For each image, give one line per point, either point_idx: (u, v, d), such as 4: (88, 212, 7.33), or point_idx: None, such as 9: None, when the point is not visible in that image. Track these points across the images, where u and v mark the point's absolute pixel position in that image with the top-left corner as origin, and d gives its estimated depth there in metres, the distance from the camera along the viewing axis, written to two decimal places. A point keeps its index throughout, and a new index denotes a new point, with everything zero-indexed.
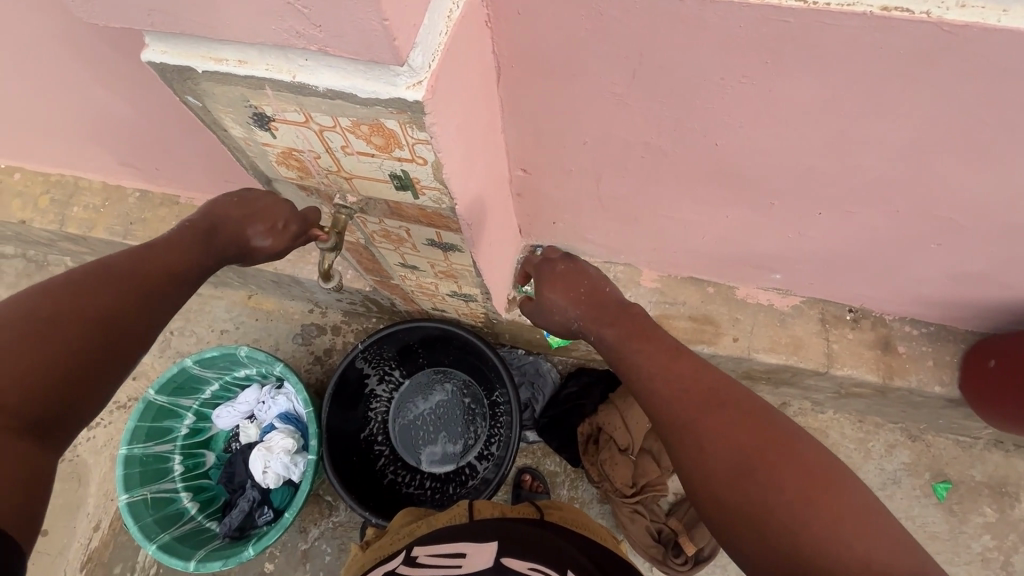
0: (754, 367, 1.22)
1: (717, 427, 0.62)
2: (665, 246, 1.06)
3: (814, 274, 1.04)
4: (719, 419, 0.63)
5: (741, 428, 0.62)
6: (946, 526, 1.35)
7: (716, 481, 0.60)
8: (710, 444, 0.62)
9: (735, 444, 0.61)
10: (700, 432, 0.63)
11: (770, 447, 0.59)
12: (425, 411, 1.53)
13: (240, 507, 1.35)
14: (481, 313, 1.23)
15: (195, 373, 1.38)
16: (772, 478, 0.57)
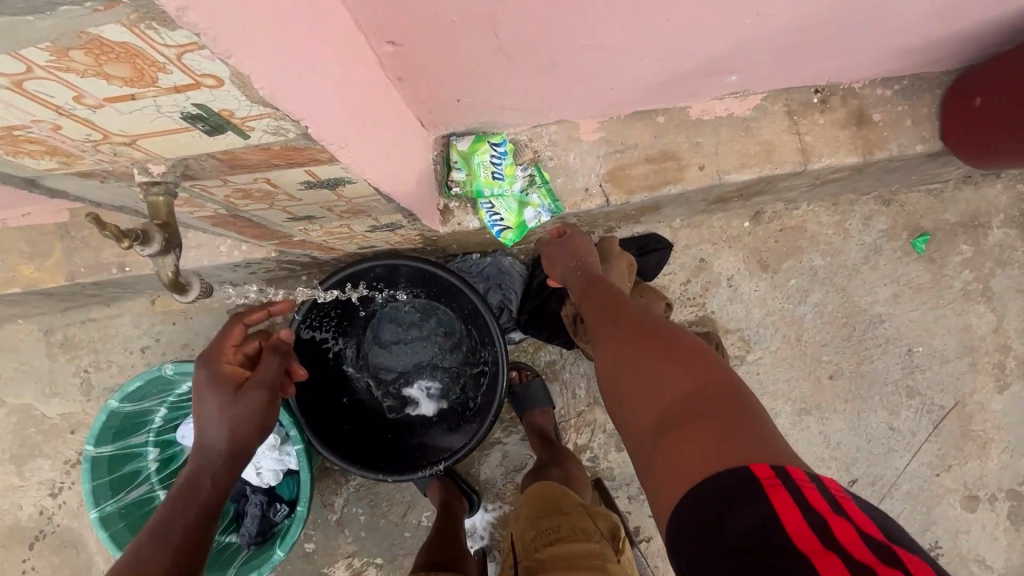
0: (725, 190, 1.09)
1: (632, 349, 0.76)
2: (598, 83, 0.86)
3: (771, 63, 0.88)
4: (625, 315, 0.83)
5: (645, 326, 0.79)
6: (928, 276, 1.37)
7: (621, 369, 0.76)
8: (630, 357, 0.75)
9: (633, 329, 0.79)
10: (621, 353, 0.77)
11: (671, 354, 0.72)
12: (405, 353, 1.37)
13: (251, 514, 1.26)
14: (417, 235, 1.05)
15: (131, 409, 1.20)
16: (649, 346, 0.75)
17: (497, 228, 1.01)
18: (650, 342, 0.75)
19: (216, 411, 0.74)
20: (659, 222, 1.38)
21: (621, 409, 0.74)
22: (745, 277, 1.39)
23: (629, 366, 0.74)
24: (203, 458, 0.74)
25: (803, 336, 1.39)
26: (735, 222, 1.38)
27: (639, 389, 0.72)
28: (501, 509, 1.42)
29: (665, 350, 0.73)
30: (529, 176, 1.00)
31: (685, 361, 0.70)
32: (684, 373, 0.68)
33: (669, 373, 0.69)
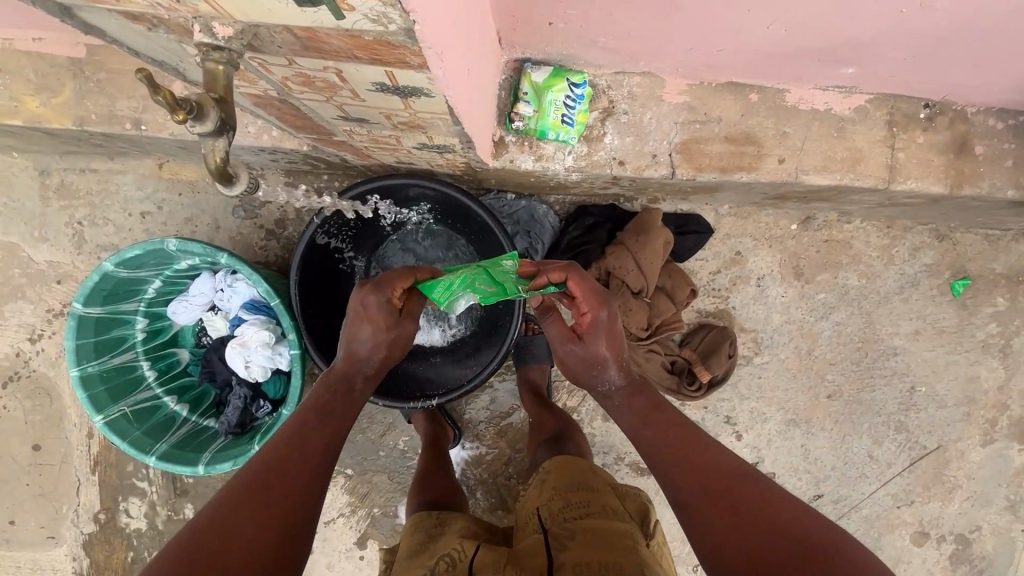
0: (793, 189, 1.02)
1: (711, 506, 0.71)
2: (705, 39, 0.77)
3: (896, 61, 0.79)
4: (690, 441, 0.80)
5: (720, 465, 0.76)
6: (955, 320, 1.35)
7: (710, 509, 0.71)
8: (711, 516, 0.70)
9: (705, 464, 0.76)
10: (700, 508, 0.72)
11: (760, 514, 0.68)
12: None
13: (232, 404, 1.25)
14: (463, 163, 0.96)
15: (124, 276, 1.14)
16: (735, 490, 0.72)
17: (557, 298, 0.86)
18: (736, 490, 0.72)
19: (376, 334, 0.80)
20: (706, 203, 1.31)
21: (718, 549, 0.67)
22: (775, 281, 1.34)
23: (719, 523, 0.69)
24: (360, 356, 0.81)
25: (814, 351, 1.37)
26: (784, 222, 1.32)
27: (738, 549, 0.66)
28: (477, 450, 1.44)
29: (756, 499, 0.70)
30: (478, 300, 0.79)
31: (779, 510, 0.68)
32: (785, 539, 0.64)
33: (772, 539, 0.65)
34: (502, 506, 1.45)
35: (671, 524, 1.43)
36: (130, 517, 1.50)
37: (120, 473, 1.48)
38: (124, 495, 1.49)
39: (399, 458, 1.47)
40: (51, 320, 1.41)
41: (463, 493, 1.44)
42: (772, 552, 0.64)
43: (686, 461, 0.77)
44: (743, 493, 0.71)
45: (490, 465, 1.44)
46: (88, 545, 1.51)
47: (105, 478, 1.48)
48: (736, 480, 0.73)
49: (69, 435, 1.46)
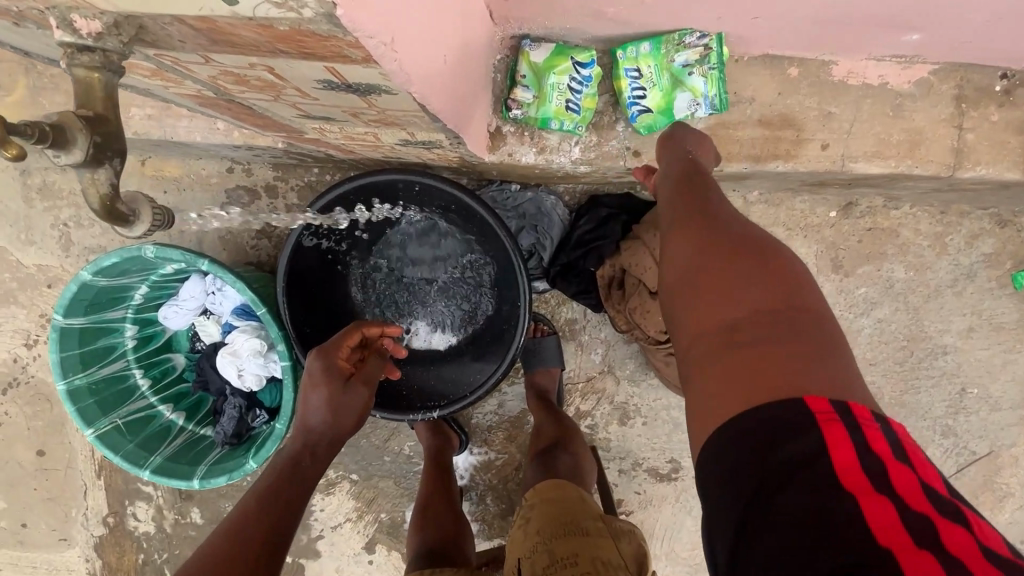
0: (836, 178, 0.89)
1: (708, 239, 0.61)
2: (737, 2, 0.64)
3: (973, 23, 0.65)
4: (702, 194, 0.67)
5: (720, 219, 0.63)
6: (1015, 315, 1.20)
7: (694, 259, 0.61)
8: (699, 248, 0.61)
9: (700, 211, 0.65)
10: (684, 239, 0.63)
11: (754, 259, 0.58)
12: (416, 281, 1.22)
13: (228, 414, 1.20)
14: (456, 157, 0.86)
15: (107, 284, 1.08)
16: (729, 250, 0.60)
17: (634, 108, 0.78)
18: (731, 236, 0.61)
19: (326, 398, 0.81)
20: (733, 190, 1.18)
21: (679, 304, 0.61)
22: (810, 274, 1.22)
23: (697, 261, 0.60)
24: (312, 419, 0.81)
25: (853, 351, 1.25)
26: (821, 210, 1.18)
27: (702, 297, 0.59)
28: (485, 455, 1.37)
29: (752, 257, 0.58)
30: (646, 80, 0.76)
31: (778, 275, 0.57)
32: (771, 291, 0.55)
33: (753, 290, 0.56)
34: (512, 512, 1.39)
35: (691, 533, 1.35)
36: (138, 521, 1.48)
37: (125, 478, 1.46)
38: (130, 499, 1.47)
39: (405, 463, 1.41)
40: (44, 325, 1.37)
41: (472, 499, 1.38)
42: (742, 300, 0.55)
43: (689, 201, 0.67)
44: (743, 244, 0.60)
45: (499, 470, 1.37)
46: (98, 547, 1.51)
47: (110, 483, 1.46)
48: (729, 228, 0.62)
49: (72, 440, 1.44)
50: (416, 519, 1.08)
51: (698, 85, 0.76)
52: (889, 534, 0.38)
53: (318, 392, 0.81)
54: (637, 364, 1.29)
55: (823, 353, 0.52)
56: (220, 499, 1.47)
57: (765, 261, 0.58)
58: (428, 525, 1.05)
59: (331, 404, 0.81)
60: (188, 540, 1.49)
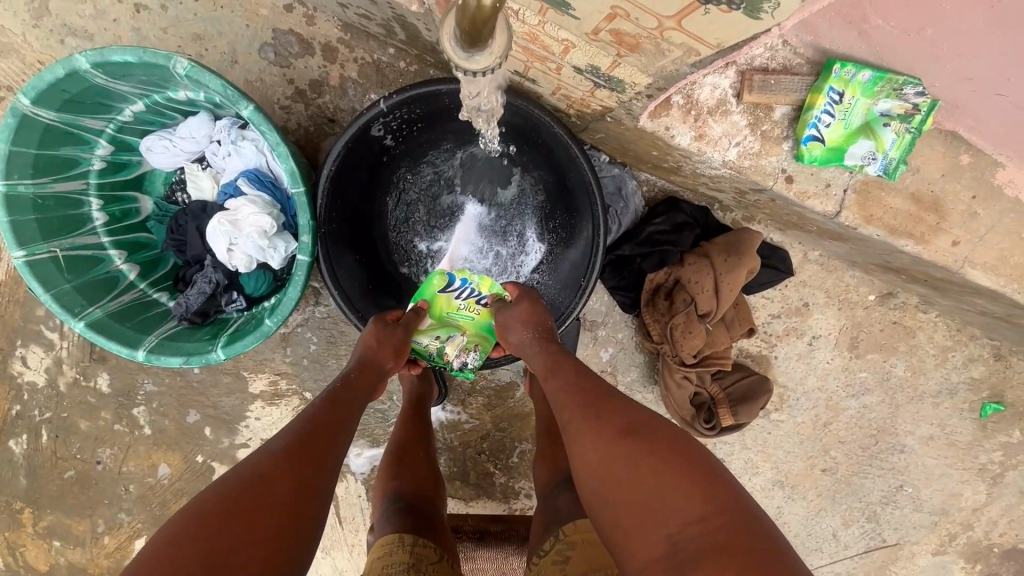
0: (934, 273, 0.88)
1: (600, 428, 0.70)
2: (994, 57, 0.59)
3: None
4: (568, 365, 0.82)
5: (588, 383, 0.77)
6: (969, 437, 1.32)
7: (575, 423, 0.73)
8: (604, 443, 0.68)
9: (572, 379, 0.79)
10: (588, 432, 0.71)
11: (624, 413, 0.71)
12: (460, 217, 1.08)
13: (198, 288, 1.01)
14: (601, 108, 0.75)
15: (99, 84, 0.85)
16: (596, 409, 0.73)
17: (811, 131, 0.71)
18: (620, 421, 0.70)
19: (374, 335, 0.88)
20: (800, 242, 1.16)
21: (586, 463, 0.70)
22: (828, 345, 1.25)
23: (607, 466, 0.67)
24: (365, 356, 0.85)
25: (830, 424, 1.31)
26: (863, 290, 1.21)
27: (628, 490, 0.65)
28: (456, 416, 1.29)
29: (625, 415, 0.71)
30: (838, 108, 0.69)
31: (639, 420, 0.70)
32: (666, 465, 0.64)
33: (658, 479, 0.63)
34: (460, 478, 1.33)
35: None
36: (26, 368, 1.24)
37: (26, 315, 1.21)
38: (25, 341, 1.22)
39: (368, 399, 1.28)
40: None
41: None
42: (658, 486, 0.63)
43: (583, 402, 0.74)
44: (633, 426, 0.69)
45: (465, 434, 1.30)
46: None
47: (4, 313, 1.21)
48: (633, 413, 0.71)
49: None
50: (390, 467, 0.92)
51: (876, 142, 0.71)
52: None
53: (374, 336, 0.87)
54: (639, 375, 1.26)
55: (696, 464, 0.64)
56: (140, 373, 1.26)
57: (628, 412, 0.71)
58: (402, 477, 0.90)
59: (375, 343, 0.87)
60: (83, 406, 1.27)
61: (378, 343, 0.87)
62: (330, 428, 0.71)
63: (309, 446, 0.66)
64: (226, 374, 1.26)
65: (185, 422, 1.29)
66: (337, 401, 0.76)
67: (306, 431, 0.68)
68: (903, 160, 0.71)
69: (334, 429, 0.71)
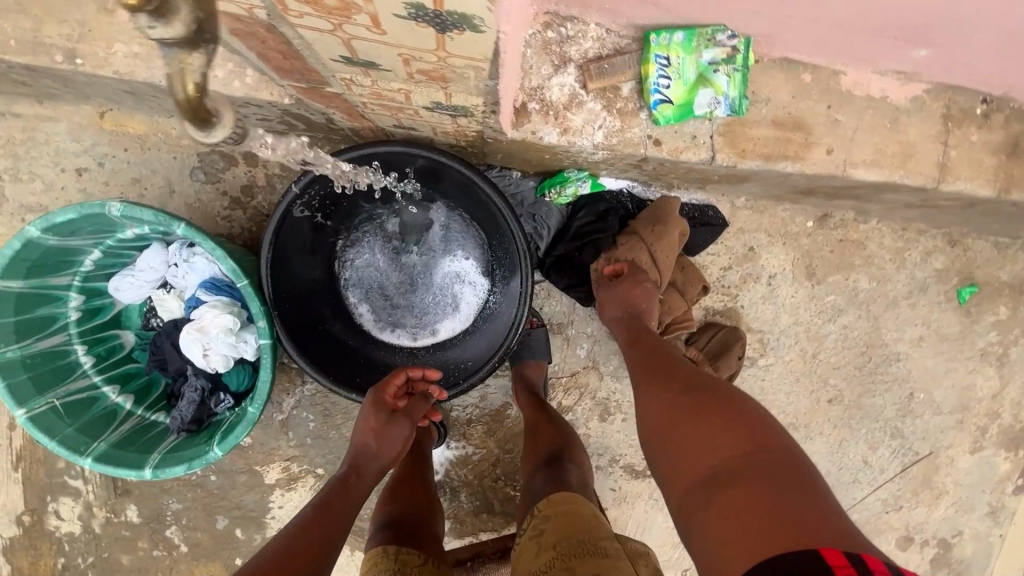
0: (832, 184, 0.94)
1: (665, 389, 0.84)
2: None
3: (975, 29, 0.71)
4: (646, 345, 0.98)
5: (660, 360, 0.92)
6: (958, 327, 1.32)
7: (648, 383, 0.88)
8: (667, 399, 0.82)
9: (648, 356, 0.94)
10: (653, 391, 0.86)
11: (688, 385, 0.82)
12: (402, 258, 1.18)
13: (187, 398, 1.08)
14: (476, 133, 0.84)
15: (55, 246, 0.97)
16: (666, 380, 0.86)
17: (656, 96, 0.79)
18: (685, 386, 0.83)
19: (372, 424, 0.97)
20: (723, 194, 1.22)
21: (650, 412, 0.84)
22: (787, 280, 1.28)
23: (667, 414, 0.80)
24: (361, 449, 0.96)
25: (819, 354, 1.32)
26: (800, 219, 1.25)
27: (680, 433, 0.76)
28: (462, 450, 1.33)
29: (692, 386, 0.82)
30: (671, 72, 0.77)
31: (705, 387, 0.81)
32: (718, 417, 0.74)
33: (709, 428, 0.73)
34: (486, 509, 1.35)
35: (663, 528, 1.37)
36: (60, 520, 1.32)
37: (49, 471, 1.30)
38: (54, 495, 1.31)
39: None
40: None
41: (445, 495, 1.34)
42: (712, 431, 0.72)
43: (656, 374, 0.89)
44: (698, 396, 0.79)
45: (476, 466, 1.34)
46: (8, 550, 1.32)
47: (30, 474, 1.30)
48: (702, 389, 0.80)
49: None
50: (384, 493, 0.99)
51: (715, 90, 0.79)
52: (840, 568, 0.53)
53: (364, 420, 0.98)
54: (621, 361, 1.30)
55: (748, 420, 0.72)
56: (163, 495, 1.33)
57: (696, 383, 0.82)
58: (396, 501, 0.95)
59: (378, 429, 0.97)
60: (120, 541, 1.33)
61: (374, 433, 0.97)
62: (314, 530, 0.78)
63: (294, 557, 0.73)
64: (242, 473, 1.32)
65: (216, 529, 1.34)
66: (326, 501, 0.85)
67: (295, 539, 0.76)
68: (744, 95, 0.79)
69: (326, 535, 0.78)
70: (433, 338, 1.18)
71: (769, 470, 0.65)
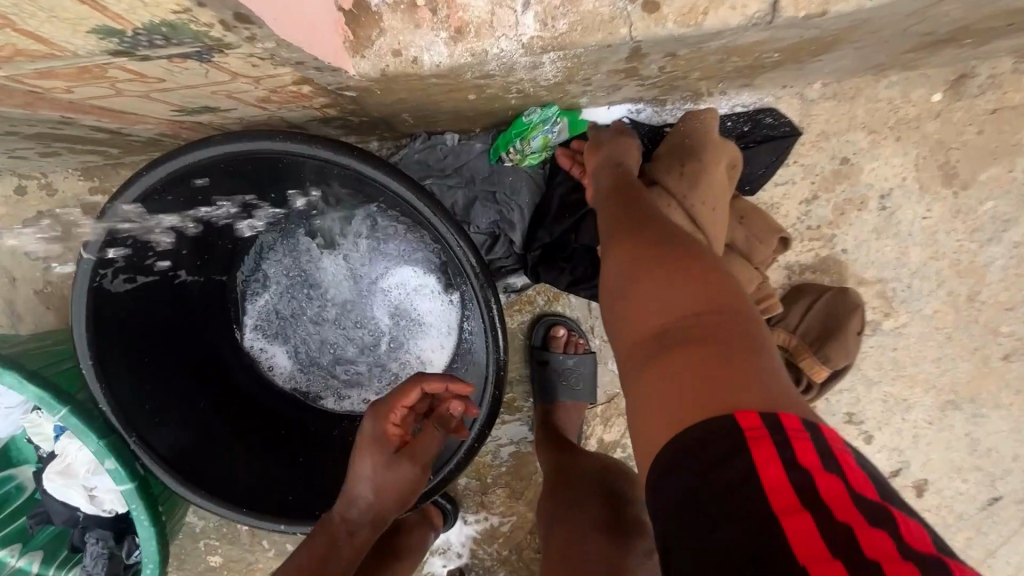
0: None
1: (650, 267, 0.49)
2: None
3: None
4: (626, 202, 0.58)
5: (640, 218, 0.55)
6: None
7: (634, 249, 0.51)
8: (651, 286, 0.48)
9: (624, 209, 0.57)
10: (627, 264, 0.51)
11: (692, 270, 0.47)
12: (318, 286, 0.83)
13: (91, 553, 0.79)
14: (307, 81, 0.45)
15: None
16: (658, 248, 0.50)
17: None
18: (682, 267, 0.48)
19: (371, 474, 0.64)
20: (786, 86, 0.77)
21: (623, 296, 0.50)
22: (911, 195, 0.81)
23: (649, 312, 0.47)
24: (353, 498, 0.64)
25: (980, 294, 0.86)
26: (919, 93, 0.78)
27: (662, 345, 0.44)
28: (485, 522, 0.99)
29: (690, 268, 0.47)
30: None
31: (712, 277, 0.47)
32: (724, 341, 0.42)
33: (705, 352, 0.42)
34: None
35: None
36: None
37: None
38: None
39: None
40: None
41: None
42: (706, 359, 0.41)
43: (641, 236, 0.52)
44: (625, 237, 0.53)
45: (508, 538, 1.00)
46: None
47: None
48: (663, 259, 0.49)
49: None
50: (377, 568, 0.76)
51: None
52: (780, 508, 0.33)
53: (359, 463, 0.65)
54: None
55: (755, 357, 0.41)
56: None
57: (697, 268, 0.47)
58: None
59: (379, 473, 0.64)
60: None
61: (374, 481, 0.64)
62: None
63: None
64: None
65: None
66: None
67: None
68: None
69: None
70: (424, 368, 0.81)
71: (702, 327, 0.43)
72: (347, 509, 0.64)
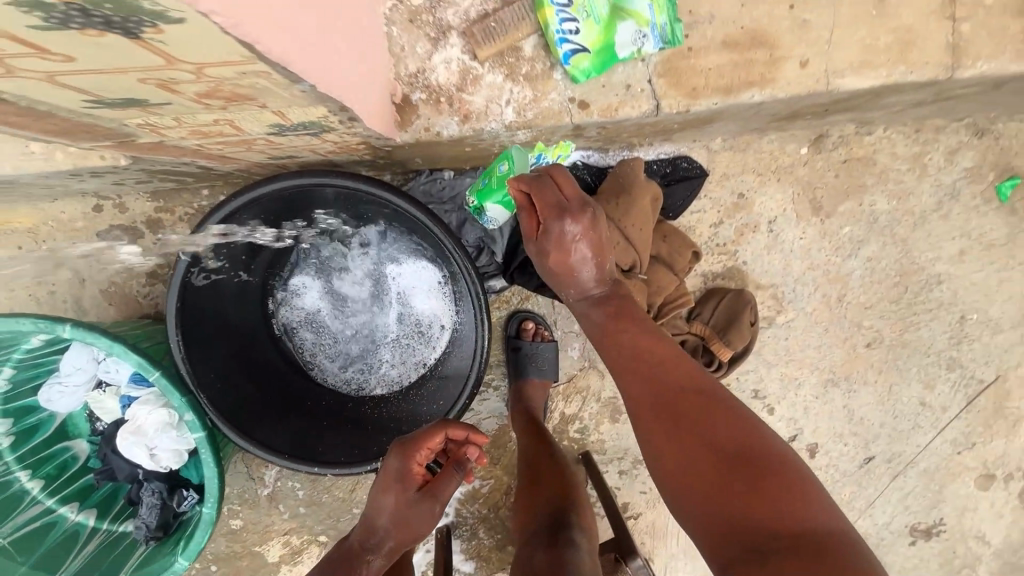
0: (815, 101, 0.76)
1: (670, 404, 0.67)
2: None
3: None
4: (630, 326, 0.76)
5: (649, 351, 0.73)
6: (1006, 229, 1.12)
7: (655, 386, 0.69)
8: (672, 425, 0.66)
9: (633, 339, 0.74)
10: (648, 396, 0.69)
11: (700, 402, 0.66)
12: (342, 286, 1.04)
13: (147, 504, 0.98)
14: (363, 144, 0.69)
15: None
16: (670, 380, 0.69)
17: (566, 47, 0.68)
18: (697, 401, 0.66)
19: (392, 506, 0.85)
20: (695, 140, 1.04)
21: (650, 429, 0.67)
22: (790, 222, 1.09)
23: (675, 443, 0.64)
24: (376, 524, 0.86)
25: (846, 296, 1.14)
26: (791, 147, 1.06)
27: (696, 467, 0.62)
28: (470, 485, 1.20)
29: (698, 398, 0.67)
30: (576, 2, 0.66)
31: (712, 402, 0.66)
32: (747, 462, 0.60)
33: (740, 477, 0.59)
34: (510, 542, 1.23)
35: None
36: None
37: None
38: None
39: None
40: None
41: (462, 536, 1.22)
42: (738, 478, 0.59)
43: (658, 369, 0.71)
44: (637, 373, 0.72)
45: (487, 498, 1.21)
46: None
47: None
48: (688, 398, 0.67)
49: None
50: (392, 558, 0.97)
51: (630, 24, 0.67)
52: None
53: (387, 499, 0.85)
54: None
55: (775, 462, 0.60)
56: None
57: (701, 398, 0.67)
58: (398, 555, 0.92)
59: (398, 510, 0.85)
60: None
61: (395, 510, 0.85)
62: None
63: None
64: (241, 558, 1.22)
65: None
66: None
67: None
68: (676, 19, 0.68)
69: None
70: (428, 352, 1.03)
71: (734, 451, 0.61)
72: (370, 531, 0.86)
